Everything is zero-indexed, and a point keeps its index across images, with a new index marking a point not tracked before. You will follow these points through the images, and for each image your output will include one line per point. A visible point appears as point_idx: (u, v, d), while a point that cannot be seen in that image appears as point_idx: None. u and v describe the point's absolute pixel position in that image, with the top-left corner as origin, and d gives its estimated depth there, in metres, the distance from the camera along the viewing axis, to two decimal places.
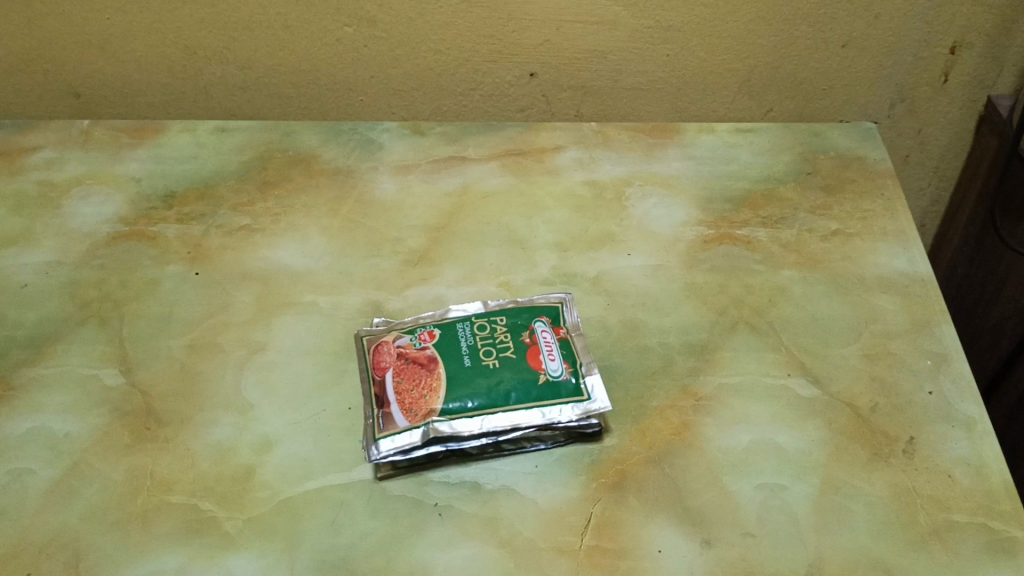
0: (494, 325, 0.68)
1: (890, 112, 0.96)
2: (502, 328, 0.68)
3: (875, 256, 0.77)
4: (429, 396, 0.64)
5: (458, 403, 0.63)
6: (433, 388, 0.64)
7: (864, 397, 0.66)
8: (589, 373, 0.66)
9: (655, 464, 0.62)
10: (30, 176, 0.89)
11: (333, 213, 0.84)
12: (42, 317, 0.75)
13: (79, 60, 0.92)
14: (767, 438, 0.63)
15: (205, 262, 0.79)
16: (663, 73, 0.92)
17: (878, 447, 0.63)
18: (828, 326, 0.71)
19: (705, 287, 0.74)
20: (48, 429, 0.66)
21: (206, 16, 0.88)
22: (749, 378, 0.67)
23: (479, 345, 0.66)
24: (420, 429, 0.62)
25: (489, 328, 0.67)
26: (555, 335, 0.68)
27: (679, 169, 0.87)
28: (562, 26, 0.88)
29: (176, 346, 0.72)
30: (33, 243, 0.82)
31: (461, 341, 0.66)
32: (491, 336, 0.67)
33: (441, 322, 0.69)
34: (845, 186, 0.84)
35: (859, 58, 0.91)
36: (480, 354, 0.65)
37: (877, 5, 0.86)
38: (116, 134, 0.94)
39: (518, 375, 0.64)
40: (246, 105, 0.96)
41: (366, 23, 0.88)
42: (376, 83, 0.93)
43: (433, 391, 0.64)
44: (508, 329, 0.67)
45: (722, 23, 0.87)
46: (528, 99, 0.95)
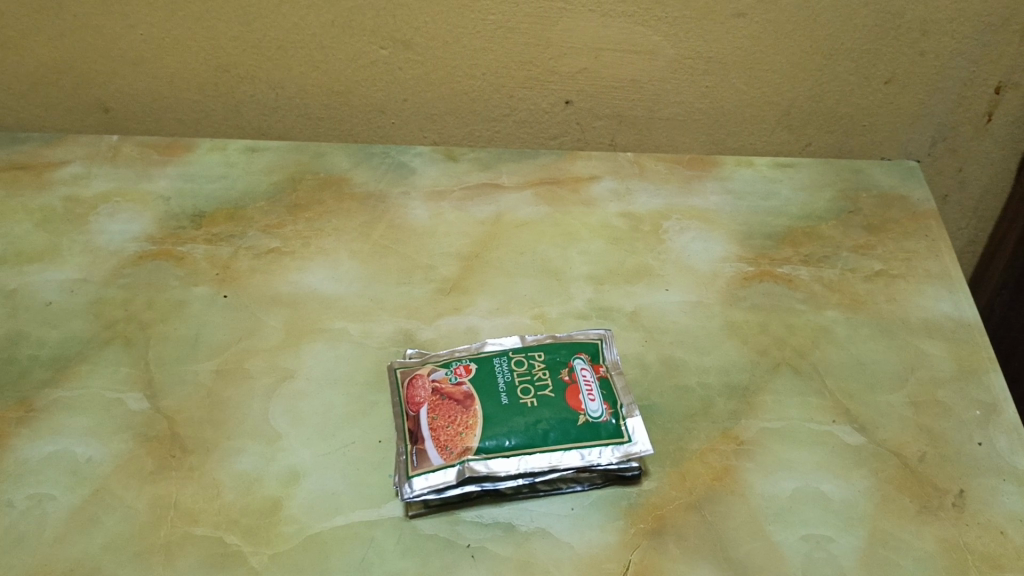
0: (532, 361, 0.66)
1: (930, 149, 0.94)
2: (540, 364, 0.66)
3: (920, 298, 0.76)
4: (465, 433, 0.62)
5: (494, 441, 0.61)
6: (469, 425, 0.62)
7: (911, 445, 0.64)
8: (629, 414, 0.64)
9: (696, 510, 0.60)
10: (57, 191, 0.88)
11: (364, 239, 0.83)
12: (67, 336, 0.74)
13: (110, 75, 0.91)
14: (812, 486, 0.61)
15: (233, 284, 0.78)
16: (700, 104, 0.90)
17: (927, 500, 0.61)
18: (872, 371, 0.69)
19: (746, 327, 0.73)
20: (70, 454, 0.64)
21: (240, 35, 0.87)
22: (792, 423, 0.65)
23: (517, 381, 0.64)
24: (455, 468, 0.60)
25: (527, 364, 0.66)
26: (595, 373, 0.66)
27: (717, 203, 0.86)
28: (600, 55, 0.87)
29: (203, 371, 0.70)
30: (58, 260, 0.81)
31: (498, 377, 0.65)
32: (529, 373, 0.65)
33: (478, 357, 0.67)
34: (888, 226, 0.83)
35: (901, 95, 0.89)
36: (518, 392, 0.64)
37: (923, 42, 0.84)
38: (145, 151, 0.93)
39: (556, 415, 0.62)
40: (276, 125, 0.95)
41: (402, 46, 0.87)
42: (409, 107, 0.92)
43: (469, 428, 0.62)
44: (547, 366, 0.66)
45: (763, 56, 0.86)
46: (562, 127, 0.93)
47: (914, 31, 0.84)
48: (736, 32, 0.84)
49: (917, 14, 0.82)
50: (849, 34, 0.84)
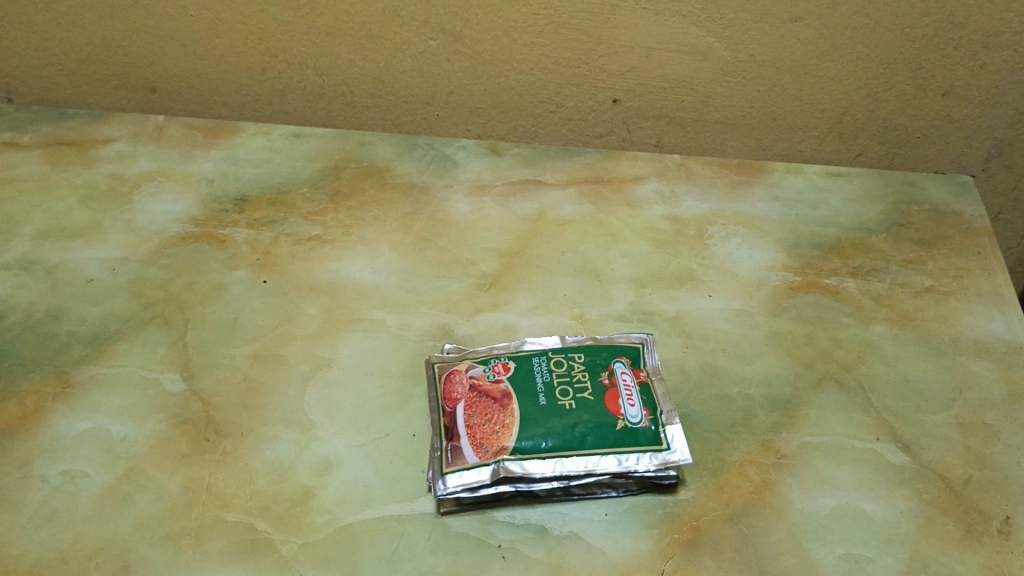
0: (571, 363, 0.65)
1: (985, 165, 0.91)
2: (580, 365, 0.65)
3: (970, 317, 0.74)
4: (501, 432, 0.61)
5: (531, 442, 0.60)
6: (505, 424, 0.61)
7: (957, 468, 0.62)
8: (668, 422, 0.63)
9: (733, 523, 0.58)
10: (102, 169, 0.89)
11: (405, 230, 0.82)
12: (106, 313, 0.74)
13: (159, 55, 0.91)
14: (853, 505, 0.60)
15: (273, 269, 0.78)
16: (751, 109, 0.88)
17: (972, 525, 0.59)
18: (920, 391, 0.68)
19: (790, 338, 0.71)
20: (105, 431, 0.65)
21: (290, 19, 0.86)
22: (835, 439, 0.64)
23: (555, 382, 0.64)
24: (490, 467, 0.60)
25: (566, 365, 0.65)
26: (635, 378, 0.65)
27: (764, 210, 0.85)
28: (651, 54, 0.85)
29: (240, 355, 0.70)
30: (101, 237, 0.81)
31: (537, 377, 0.64)
32: (568, 374, 0.64)
33: (517, 355, 0.66)
34: (939, 241, 0.81)
35: (958, 108, 0.87)
36: (557, 393, 0.63)
37: (984, 55, 0.82)
38: (190, 133, 0.93)
39: (594, 418, 0.61)
40: (321, 112, 0.94)
41: (451, 38, 0.86)
42: (455, 99, 0.91)
43: (505, 427, 0.61)
44: (587, 368, 0.65)
45: (819, 62, 0.84)
46: (609, 126, 0.92)
47: (976, 43, 0.81)
48: (792, 37, 0.82)
49: (980, 26, 0.80)
50: (908, 44, 0.82)
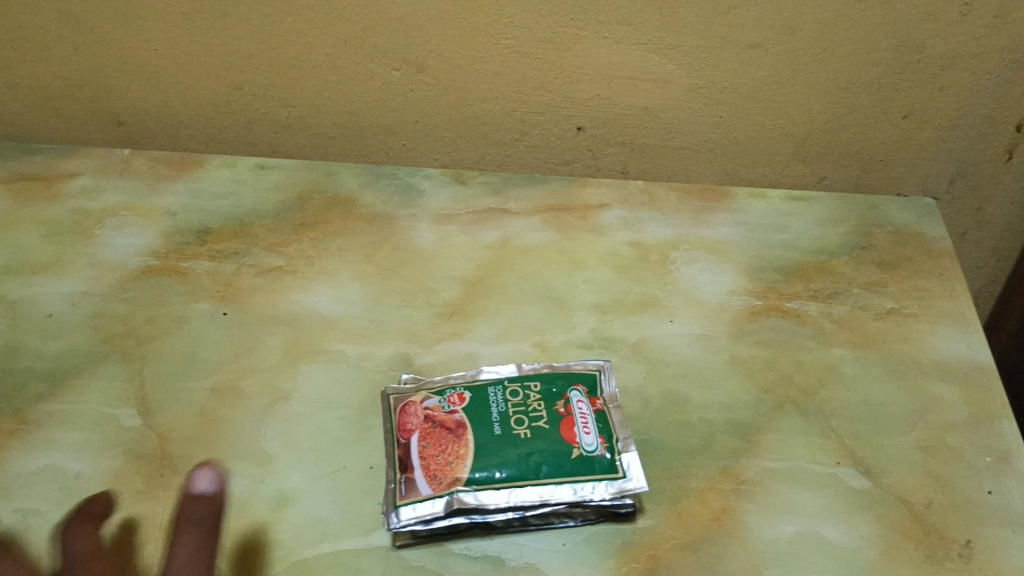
0: (527, 392, 0.65)
1: (949, 187, 0.92)
2: (535, 395, 0.65)
3: (933, 339, 0.74)
4: (455, 463, 0.61)
5: (485, 473, 0.60)
6: (459, 455, 0.61)
7: (918, 492, 0.62)
8: (625, 449, 0.63)
9: (691, 551, 0.58)
10: (67, 204, 0.89)
11: (368, 260, 0.82)
12: (65, 348, 0.73)
13: (124, 89, 0.91)
14: (812, 531, 0.59)
15: (235, 302, 0.77)
16: (714, 134, 0.89)
17: (933, 549, 0.58)
18: (882, 414, 0.67)
19: (752, 362, 0.71)
20: (59, 468, 0.64)
21: (254, 52, 0.87)
22: (796, 464, 0.63)
23: (510, 412, 0.64)
24: (444, 498, 0.59)
25: (522, 395, 0.65)
26: (591, 406, 0.65)
27: (728, 235, 0.85)
28: (613, 81, 0.86)
29: (198, 389, 0.70)
30: (63, 272, 0.81)
31: (492, 408, 0.64)
32: (524, 404, 0.64)
33: (472, 386, 0.66)
34: (903, 263, 0.81)
35: (919, 131, 0.87)
36: (512, 423, 0.63)
37: (942, 77, 0.82)
38: (155, 165, 0.94)
39: (549, 446, 0.61)
40: (287, 142, 0.95)
41: (415, 68, 0.86)
42: (420, 129, 0.91)
43: (459, 458, 0.61)
44: (542, 397, 0.65)
45: (778, 87, 0.84)
46: (574, 153, 0.92)
47: (933, 66, 0.82)
48: (753, 63, 0.83)
49: (937, 49, 0.80)
50: (868, 68, 0.82)
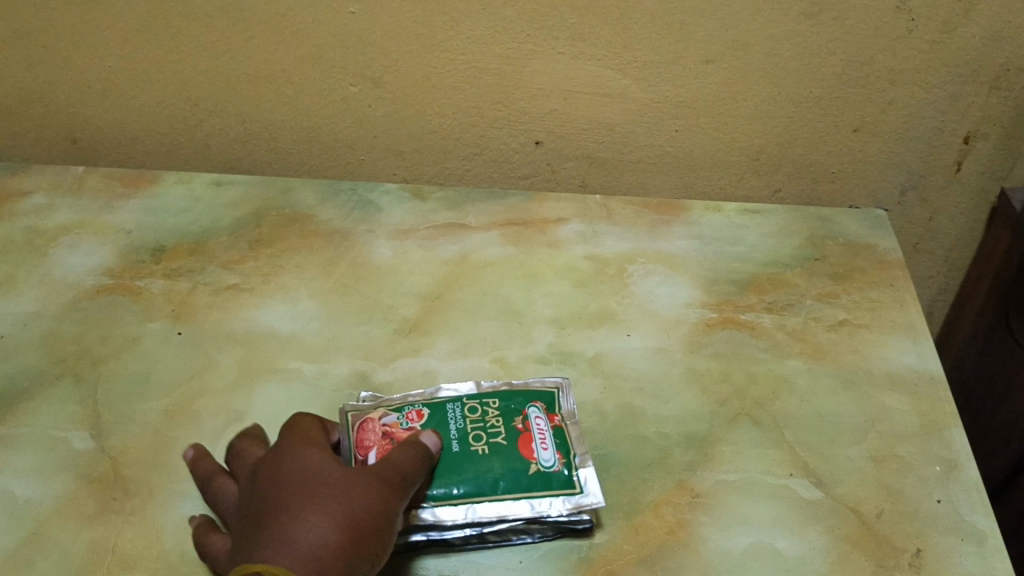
0: (485, 408, 0.64)
1: (900, 198, 0.93)
2: (493, 411, 0.64)
3: (884, 350, 0.75)
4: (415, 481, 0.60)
5: (443, 489, 0.60)
6: None
7: (869, 501, 0.63)
8: (581, 466, 0.63)
9: (646, 565, 0.58)
10: (18, 222, 0.88)
11: (325, 277, 0.82)
12: (16, 370, 0.72)
13: (78, 106, 0.90)
14: (766, 543, 0.60)
15: (190, 321, 0.77)
16: (670, 148, 0.90)
17: (883, 559, 0.59)
18: (834, 425, 0.68)
19: (707, 375, 0.72)
20: (8, 493, 0.63)
21: (209, 68, 0.86)
22: (750, 476, 0.64)
23: (468, 428, 0.63)
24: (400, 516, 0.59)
25: (480, 411, 0.64)
26: (549, 422, 0.64)
27: (684, 247, 0.86)
28: (570, 96, 0.86)
29: (151, 410, 0.69)
30: (14, 292, 0.80)
31: (450, 424, 0.63)
32: (482, 420, 0.63)
33: (430, 402, 0.65)
34: (855, 274, 0.83)
35: (870, 143, 0.89)
36: (469, 440, 0.62)
37: (891, 91, 0.84)
38: (110, 182, 0.93)
39: (506, 462, 0.61)
40: (245, 158, 0.94)
41: (372, 83, 0.86)
42: (378, 144, 0.91)
43: None
44: (500, 414, 0.64)
45: (732, 101, 0.85)
46: (532, 167, 0.93)
47: (883, 79, 0.83)
48: (707, 78, 0.83)
49: (885, 64, 0.82)
50: (819, 82, 0.83)
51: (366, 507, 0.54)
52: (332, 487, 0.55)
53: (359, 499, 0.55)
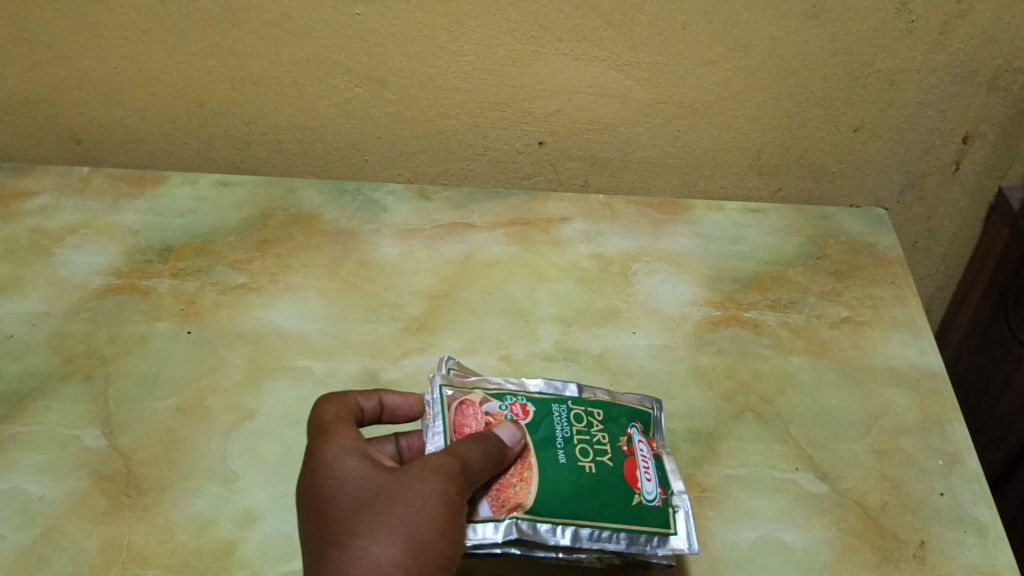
0: (590, 419, 0.62)
1: (900, 197, 0.94)
2: (598, 423, 0.62)
3: (885, 346, 0.76)
4: (519, 486, 0.57)
5: (548, 505, 0.57)
6: (523, 477, 0.57)
7: (874, 495, 0.64)
8: (681, 498, 0.60)
9: (656, 559, 0.59)
10: (24, 222, 0.88)
11: (332, 276, 0.82)
12: (25, 370, 0.73)
13: (82, 106, 0.91)
14: (773, 535, 0.61)
15: (198, 320, 0.77)
16: (672, 148, 0.91)
17: (888, 551, 0.60)
18: (837, 420, 0.69)
19: (712, 372, 0.73)
20: (21, 491, 0.63)
21: (215, 69, 0.87)
22: (756, 470, 0.65)
23: (572, 437, 0.60)
24: (503, 523, 0.56)
25: (586, 422, 0.61)
26: (651, 449, 0.62)
27: (687, 246, 0.86)
28: (573, 97, 0.87)
29: (162, 408, 0.69)
30: (21, 293, 0.80)
31: (557, 430, 0.60)
32: (587, 433, 0.61)
33: (533, 397, 0.62)
34: (856, 272, 0.84)
35: (870, 143, 0.90)
36: (577, 454, 0.59)
37: (890, 91, 0.85)
38: (115, 182, 0.93)
39: (609, 487, 0.58)
40: (249, 159, 0.95)
41: (376, 84, 0.87)
42: (382, 145, 0.92)
43: (523, 480, 0.57)
44: (605, 429, 0.61)
45: (733, 102, 0.86)
46: (535, 167, 0.94)
47: (882, 80, 0.84)
48: (708, 78, 0.84)
49: (885, 64, 0.83)
50: (819, 83, 0.84)
51: (406, 531, 0.51)
52: (365, 519, 0.52)
53: (396, 526, 0.51)
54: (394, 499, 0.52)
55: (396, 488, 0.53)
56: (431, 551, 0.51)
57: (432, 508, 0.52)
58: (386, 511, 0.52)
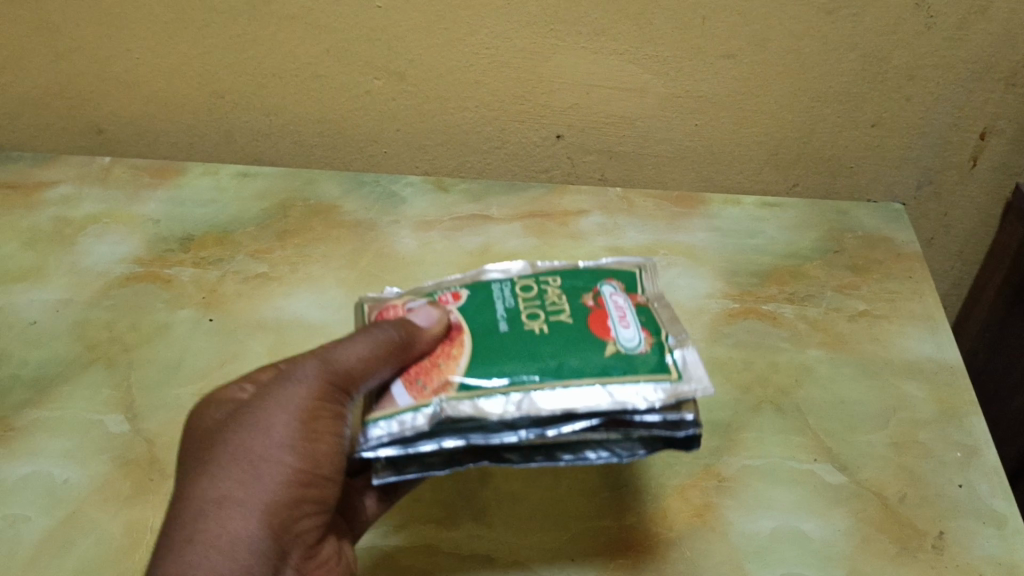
0: (544, 287, 0.59)
1: (916, 193, 0.95)
2: (555, 288, 0.59)
3: (903, 340, 0.76)
4: (445, 367, 0.53)
5: (488, 377, 0.52)
6: (451, 359, 0.54)
7: (892, 486, 0.64)
8: (677, 346, 0.55)
9: (675, 546, 0.60)
10: (46, 212, 0.89)
11: (351, 266, 0.83)
12: (49, 356, 0.73)
13: (103, 97, 0.91)
14: (791, 526, 0.61)
15: (219, 308, 0.78)
16: (690, 142, 0.91)
17: (907, 541, 0.60)
18: (855, 412, 0.69)
19: (730, 364, 0.73)
20: (47, 475, 0.64)
21: (235, 60, 0.87)
22: (774, 461, 0.65)
23: (520, 306, 0.57)
24: (427, 412, 0.51)
25: (537, 291, 0.59)
26: (629, 301, 0.58)
27: (704, 240, 0.87)
28: (591, 91, 0.87)
29: (184, 395, 0.70)
30: (44, 281, 0.81)
31: (498, 306, 0.57)
32: (540, 299, 0.58)
33: (473, 285, 0.60)
34: (873, 266, 0.84)
35: (887, 139, 0.90)
36: (524, 321, 0.56)
37: (908, 87, 0.85)
38: (136, 173, 0.94)
39: (569, 344, 0.54)
40: (268, 150, 0.96)
41: (395, 77, 0.87)
42: (401, 137, 0.93)
43: (451, 361, 0.54)
44: (564, 291, 0.59)
45: (751, 96, 0.86)
46: (553, 160, 0.94)
47: (900, 76, 0.84)
48: (728, 72, 0.84)
49: (903, 60, 0.82)
50: (838, 79, 0.84)
51: (249, 446, 0.51)
52: (214, 441, 0.52)
53: (240, 442, 0.51)
54: (242, 418, 0.52)
55: (248, 407, 0.52)
56: (278, 464, 0.50)
57: (283, 420, 0.51)
58: (234, 428, 0.52)
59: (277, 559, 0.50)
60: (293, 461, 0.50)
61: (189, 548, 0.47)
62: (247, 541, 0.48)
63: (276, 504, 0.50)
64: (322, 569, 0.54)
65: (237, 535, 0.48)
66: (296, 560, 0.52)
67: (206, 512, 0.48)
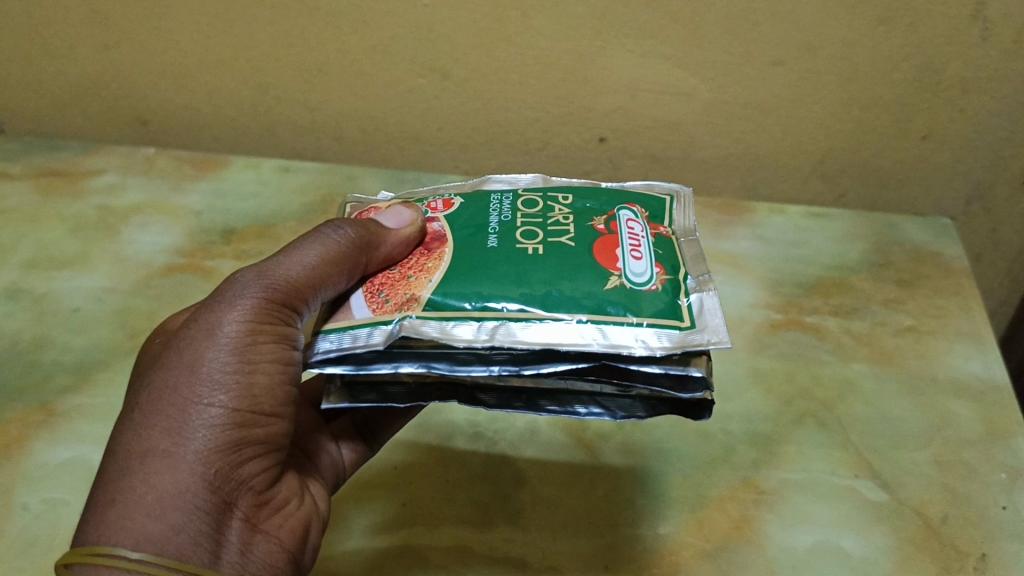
0: (551, 208, 0.56)
1: (966, 207, 0.93)
2: (562, 211, 0.56)
3: (949, 358, 0.75)
4: (414, 283, 0.51)
5: (461, 300, 0.49)
6: (424, 275, 0.51)
7: (934, 505, 0.63)
8: (695, 290, 0.51)
9: (712, 559, 0.59)
10: (91, 201, 0.91)
11: None
12: (91, 343, 0.74)
13: (148, 90, 0.92)
14: (830, 542, 0.60)
15: None
16: (734, 149, 0.90)
17: (949, 562, 0.59)
18: (899, 429, 0.68)
19: (772, 375, 0.72)
20: (87, 460, 0.64)
21: (279, 55, 0.86)
22: (815, 476, 0.64)
23: (518, 222, 0.54)
24: (385, 329, 0.48)
25: (545, 212, 0.55)
26: (647, 230, 0.55)
27: (747, 249, 0.86)
28: (637, 95, 0.86)
29: None
30: (88, 267, 0.82)
31: (493, 224, 0.54)
32: (541, 219, 0.55)
33: (472, 199, 0.58)
34: (920, 281, 0.83)
35: (937, 151, 0.88)
36: (521, 241, 0.53)
37: (962, 99, 0.83)
38: (179, 165, 0.96)
39: (566, 271, 0.51)
40: (310, 145, 0.96)
41: (439, 75, 0.86)
42: (443, 135, 0.93)
43: (422, 278, 0.51)
44: (572, 214, 0.55)
45: (799, 105, 0.85)
46: (595, 163, 0.94)
47: (954, 88, 0.82)
48: (776, 78, 0.82)
49: (958, 72, 0.80)
50: (889, 88, 0.82)
51: (178, 384, 0.47)
52: (141, 385, 0.49)
53: (169, 380, 0.47)
54: (170, 356, 0.49)
55: (178, 339, 0.49)
56: (210, 406, 0.47)
57: (215, 354, 0.48)
58: (161, 369, 0.48)
59: (216, 506, 0.47)
60: (225, 401, 0.47)
61: (115, 509, 0.44)
62: (176, 493, 0.45)
63: (209, 450, 0.47)
64: (276, 513, 0.52)
65: (166, 488, 0.45)
66: (245, 505, 0.49)
67: (131, 466, 0.45)
